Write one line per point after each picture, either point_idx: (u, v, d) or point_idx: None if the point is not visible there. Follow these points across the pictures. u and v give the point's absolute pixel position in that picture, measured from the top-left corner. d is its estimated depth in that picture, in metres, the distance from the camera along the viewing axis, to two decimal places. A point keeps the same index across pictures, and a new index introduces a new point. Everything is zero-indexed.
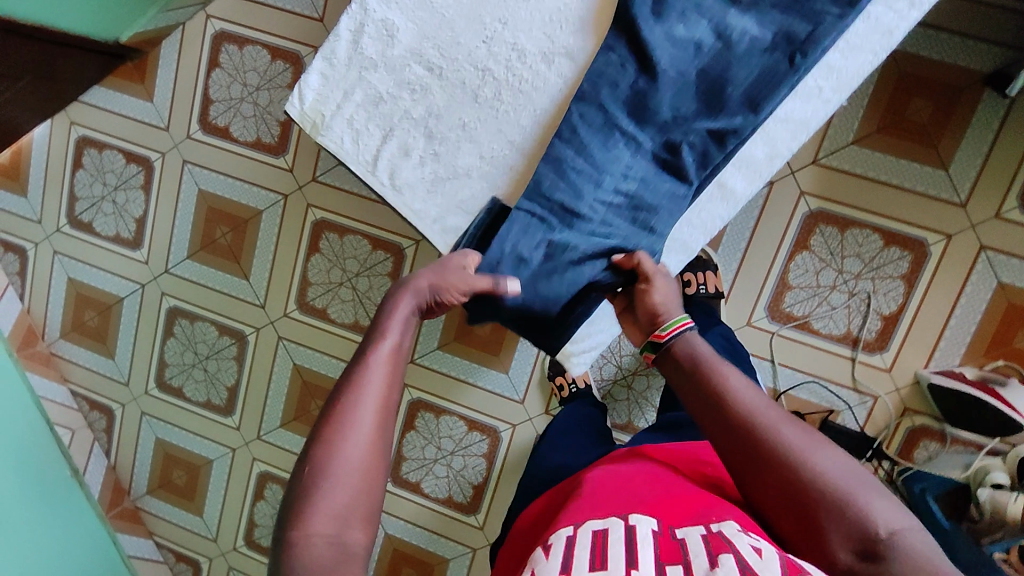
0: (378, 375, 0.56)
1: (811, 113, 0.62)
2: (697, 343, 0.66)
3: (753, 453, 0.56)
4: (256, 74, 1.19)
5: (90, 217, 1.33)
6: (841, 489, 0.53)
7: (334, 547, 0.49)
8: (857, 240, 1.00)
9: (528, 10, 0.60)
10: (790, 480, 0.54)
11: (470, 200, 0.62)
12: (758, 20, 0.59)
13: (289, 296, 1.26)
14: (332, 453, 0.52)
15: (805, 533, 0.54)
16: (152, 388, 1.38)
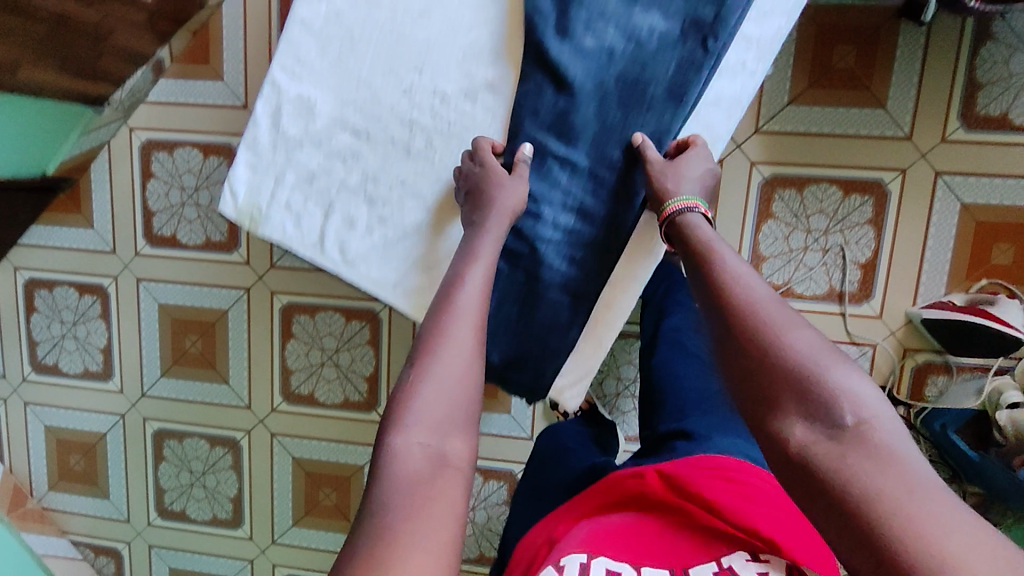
0: (472, 299, 0.54)
1: (739, 89, 0.63)
2: (696, 225, 0.57)
3: (736, 328, 0.50)
4: (192, 176, 1.17)
5: (54, 359, 1.29)
6: (812, 372, 0.46)
7: (431, 458, 0.48)
8: (817, 196, 1.02)
9: (442, 52, 0.58)
10: (764, 365, 0.48)
11: (428, 253, 0.60)
12: (662, 14, 0.58)
13: (273, 391, 1.22)
14: (428, 358, 0.51)
15: (767, 413, 0.47)
16: (154, 517, 1.32)
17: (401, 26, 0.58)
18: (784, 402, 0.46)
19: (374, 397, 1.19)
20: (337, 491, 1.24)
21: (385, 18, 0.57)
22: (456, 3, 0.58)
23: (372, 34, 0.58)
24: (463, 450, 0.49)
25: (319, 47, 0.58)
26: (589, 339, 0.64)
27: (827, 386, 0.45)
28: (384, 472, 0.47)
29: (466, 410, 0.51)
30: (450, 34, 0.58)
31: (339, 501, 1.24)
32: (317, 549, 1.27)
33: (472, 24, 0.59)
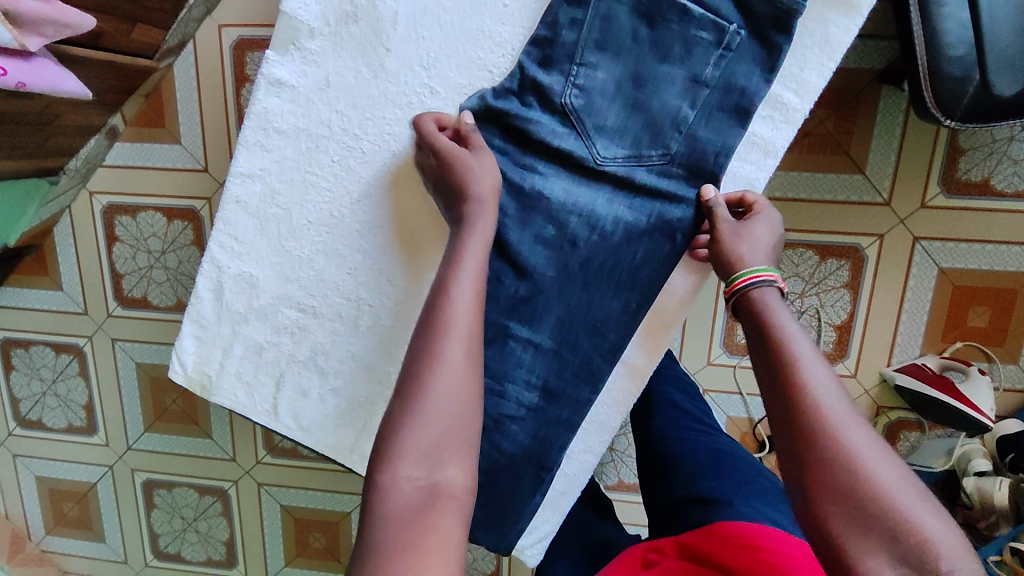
0: (466, 305, 0.51)
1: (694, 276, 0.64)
2: (772, 312, 0.53)
3: (810, 441, 0.46)
4: (158, 239, 1.15)
5: (37, 414, 1.29)
6: (888, 504, 0.43)
7: (421, 492, 0.45)
8: (794, 260, 1.00)
9: (385, 232, 0.59)
10: (833, 466, 0.45)
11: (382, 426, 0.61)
12: (624, 205, 0.60)
13: (256, 444, 1.24)
14: (418, 390, 0.48)
15: (836, 538, 0.44)
16: (152, 558, 1.36)
17: (342, 207, 0.59)
18: (856, 530, 0.43)
19: None
20: (325, 535, 1.28)
21: (324, 198, 0.59)
22: (396, 183, 0.59)
23: (312, 216, 0.59)
24: (456, 480, 0.47)
25: (259, 227, 0.59)
26: (549, 504, 0.68)
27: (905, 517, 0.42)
28: (372, 511, 0.45)
29: (457, 434, 0.47)
30: (392, 214, 0.59)
31: (328, 545, 1.28)
32: None
33: (415, 203, 0.59)
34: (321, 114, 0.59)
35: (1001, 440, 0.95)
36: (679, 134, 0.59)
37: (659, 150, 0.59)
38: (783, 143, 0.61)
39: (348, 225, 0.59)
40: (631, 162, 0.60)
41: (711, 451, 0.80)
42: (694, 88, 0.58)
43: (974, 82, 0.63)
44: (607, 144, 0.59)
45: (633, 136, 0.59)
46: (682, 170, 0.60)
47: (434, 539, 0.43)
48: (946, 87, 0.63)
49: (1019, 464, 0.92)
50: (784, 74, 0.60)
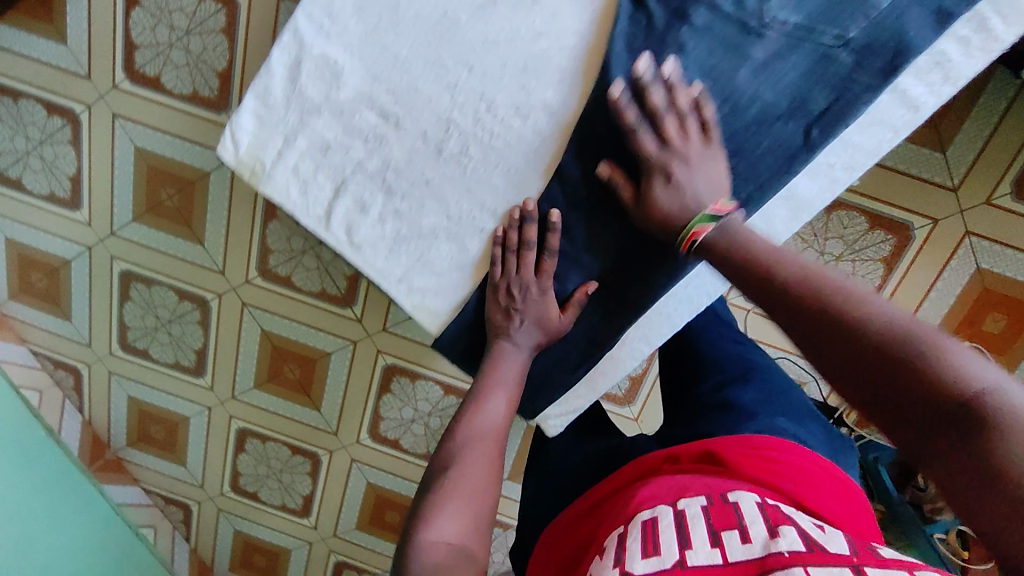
0: (490, 420, 0.71)
1: (817, 190, 0.69)
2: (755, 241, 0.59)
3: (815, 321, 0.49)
4: (184, 15, 1.02)
5: (18, 173, 1.20)
6: (916, 346, 0.43)
7: (454, 551, 0.58)
8: (843, 222, 0.97)
9: (496, 53, 0.65)
10: (839, 331, 0.47)
11: (436, 254, 0.73)
12: (771, 83, 0.64)
13: (249, 263, 1.19)
14: (450, 480, 0.63)
15: (870, 394, 0.44)
16: (116, 349, 1.34)
17: (459, 13, 0.64)
18: (886, 377, 0.43)
19: (351, 294, 1.18)
20: (301, 368, 1.28)
21: (439, 12, 0.64)
22: (519, 6, 0.64)
23: (418, 14, 0.64)
24: (476, 546, 0.60)
25: (358, 13, 0.64)
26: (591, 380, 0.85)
27: (922, 341, 0.43)
28: (411, 558, 0.57)
29: (482, 507, 0.63)
30: (508, 34, 0.64)
31: (302, 377, 1.28)
32: (275, 413, 1.34)
33: (540, 29, 0.64)
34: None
35: None
36: (862, 23, 0.61)
37: (833, 34, 0.61)
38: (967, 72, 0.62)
39: (460, 37, 0.64)
40: (796, 38, 0.62)
41: (744, 360, 0.90)
42: None
43: None
44: (783, 8, 0.62)
45: (810, 12, 0.61)
46: (846, 62, 0.62)
47: (457, 572, 0.56)
48: None
49: None
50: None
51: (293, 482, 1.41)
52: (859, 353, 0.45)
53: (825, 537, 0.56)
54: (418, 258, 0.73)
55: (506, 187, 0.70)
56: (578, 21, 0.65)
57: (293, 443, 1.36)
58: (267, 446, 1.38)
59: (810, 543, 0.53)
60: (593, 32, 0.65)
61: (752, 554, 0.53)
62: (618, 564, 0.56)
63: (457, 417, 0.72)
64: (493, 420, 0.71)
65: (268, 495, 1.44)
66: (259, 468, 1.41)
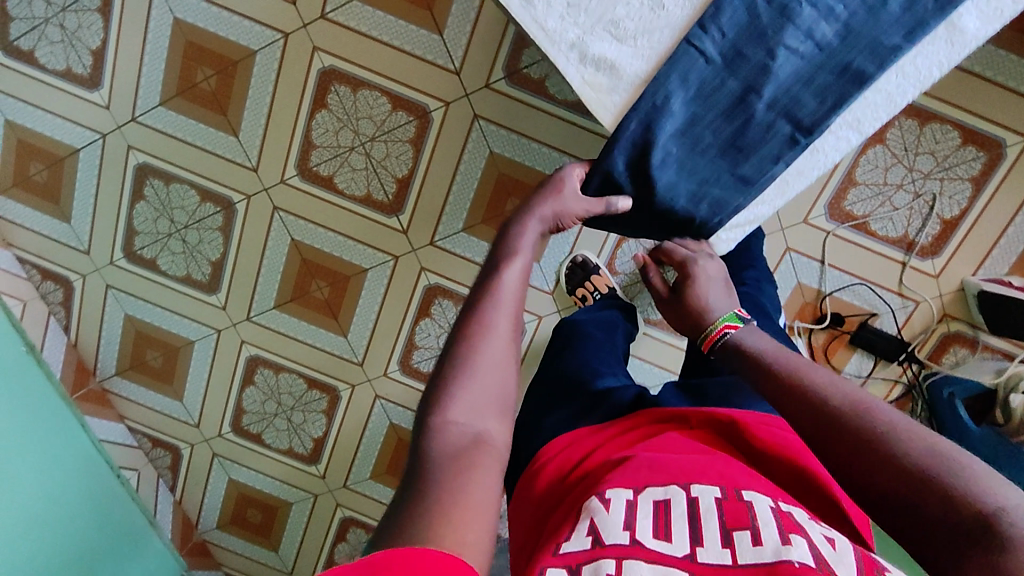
0: (512, 284, 0.57)
1: None
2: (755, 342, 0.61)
3: (837, 430, 0.48)
4: None
5: (30, 44, 1.07)
6: (930, 466, 0.42)
7: (469, 436, 0.46)
8: (935, 136, 0.95)
9: None
10: (846, 434, 0.47)
11: (623, 21, 0.57)
12: None
13: (287, 160, 1.09)
14: (471, 351, 0.51)
15: (883, 506, 0.44)
16: (119, 258, 1.20)
17: None
18: (903, 496, 0.43)
19: (400, 201, 1.09)
20: (330, 287, 1.16)
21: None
22: None
23: None
24: (498, 431, 0.47)
25: None
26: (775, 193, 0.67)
27: (925, 445, 0.44)
28: (424, 453, 0.45)
29: (505, 390, 0.50)
30: None
31: (330, 297, 1.16)
32: (293, 339, 1.20)
33: None
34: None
35: None
36: None
37: None
38: None
39: None
40: None
41: None
42: None
43: None
44: None
45: None
46: None
47: (485, 468, 0.44)
48: None
49: None
50: None
51: (304, 421, 1.27)
52: (878, 472, 0.45)
53: (837, 557, 0.40)
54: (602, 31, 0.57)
55: None
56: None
57: (310, 375, 1.23)
58: (279, 378, 1.24)
59: (821, 559, 0.39)
60: None
61: (759, 561, 0.39)
62: (628, 530, 0.44)
63: (476, 283, 0.58)
64: (516, 274, 0.58)
65: (273, 438, 1.29)
66: (267, 404, 1.26)
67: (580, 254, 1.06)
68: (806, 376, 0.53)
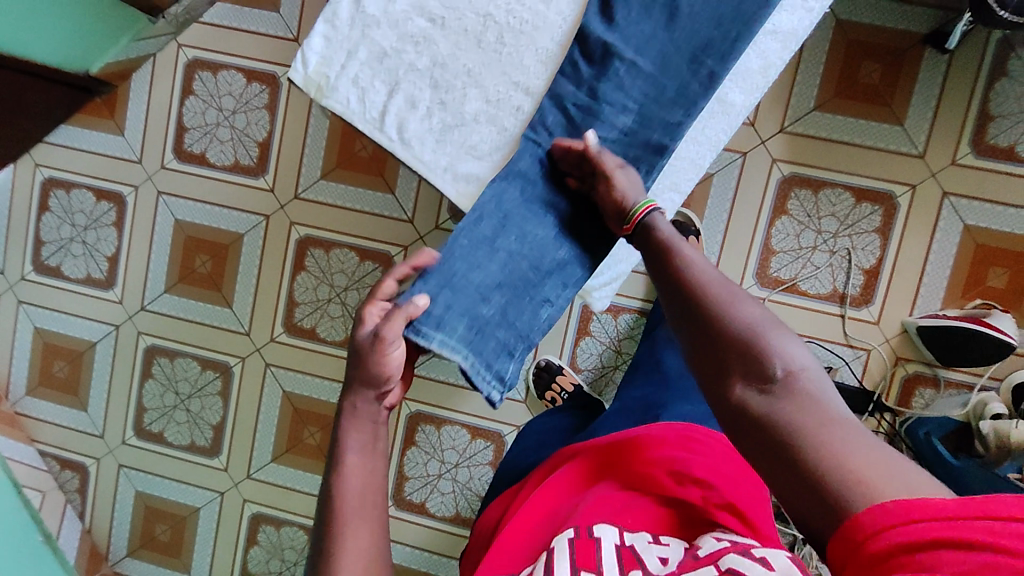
0: (377, 403, 0.54)
1: (798, 23, 0.62)
2: (660, 225, 0.57)
3: (687, 303, 0.52)
4: (231, 99, 1.20)
5: (58, 261, 1.28)
6: (751, 334, 0.48)
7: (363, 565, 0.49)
8: (831, 200, 1.07)
9: None
10: (713, 327, 0.50)
11: (479, 147, 0.63)
12: None
13: (275, 320, 1.22)
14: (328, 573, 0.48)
15: (712, 375, 0.49)
16: (130, 437, 1.29)
17: None
18: (730, 367, 0.48)
19: None
20: (321, 432, 1.23)
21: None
22: None
23: None
24: (363, 543, 0.50)
25: None
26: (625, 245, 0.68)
27: (773, 349, 0.47)
28: None
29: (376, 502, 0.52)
30: None
31: (322, 441, 1.23)
32: (292, 490, 1.25)
33: None
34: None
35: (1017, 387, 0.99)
36: None
37: None
38: None
39: None
40: None
41: None
42: None
43: None
44: None
45: None
46: None
47: None
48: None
49: None
50: None
51: None
52: (714, 337, 0.49)
53: None
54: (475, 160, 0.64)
55: (543, 68, 0.63)
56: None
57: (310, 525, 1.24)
58: (282, 533, 1.25)
59: None
60: None
61: None
62: None
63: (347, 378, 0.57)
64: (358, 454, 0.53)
65: None
66: (272, 563, 1.26)
67: (543, 358, 1.15)
68: (686, 262, 0.54)
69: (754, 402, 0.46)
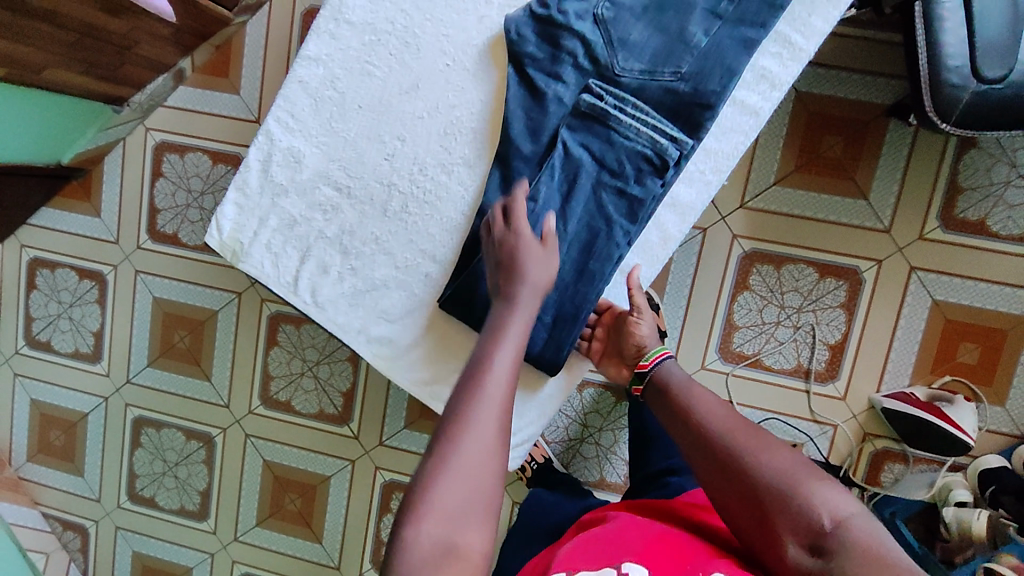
0: (501, 378, 0.51)
1: (696, 195, 0.65)
2: (673, 371, 0.68)
3: (721, 463, 0.56)
4: (199, 180, 1.22)
5: (48, 336, 1.33)
6: (785, 488, 0.52)
7: (440, 550, 0.45)
8: (794, 275, 1.04)
9: (425, 124, 0.63)
10: (748, 485, 0.54)
11: (390, 308, 0.64)
12: (634, 114, 0.62)
13: (252, 393, 1.26)
14: None
15: (765, 541, 0.52)
16: (125, 501, 1.35)
17: (391, 95, 0.64)
18: (777, 527, 0.51)
19: (348, 411, 1.23)
20: (301, 498, 1.27)
21: (376, 87, 0.63)
22: (443, 80, 0.64)
23: (363, 100, 0.64)
24: (477, 544, 0.46)
25: (314, 106, 0.63)
26: (534, 407, 0.68)
27: (808, 494, 0.51)
28: None
29: (485, 492, 0.47)
30: (433, 108, 0.64)
31: (302, 507, 1.27)
32: (276, 552, 1.29)
33: (457, 100, 0.64)
34: (388, 13, 0.64)
35: (983, 472, 0.97)
36: (691, 56, 0.61)
37: (672, 68, 0.61)
38: (790, 79, 0.62)
39: (393, 112, 0.63)
40: (646, 76, 0.62)
41: None
42: (710, 21, 0.61)
43: (970, 89, 0.70)
44: (629, 57, 0.62)
45: (651, 55, 0.62)
46: (696, 89, 0.61)
47: None
48: (945, 94, 0.70)
49: (999, 498, 0.93)
50: (791, 17, 0.62)
51: None
52: (755, 495, 0.53)
53: None
54: (388, 325, 0.65)
55: (448, 236, 0.64)
56: (482, 74, 0.64)
57: None
58: None
59: None
60: (502, 82, 0.64)
61: None
62: None
63: (465, 369, 0.53)
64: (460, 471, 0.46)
65: None
66: None
67: None
68: (703, 410, 0.61)
69: (813, 564, 0.49)
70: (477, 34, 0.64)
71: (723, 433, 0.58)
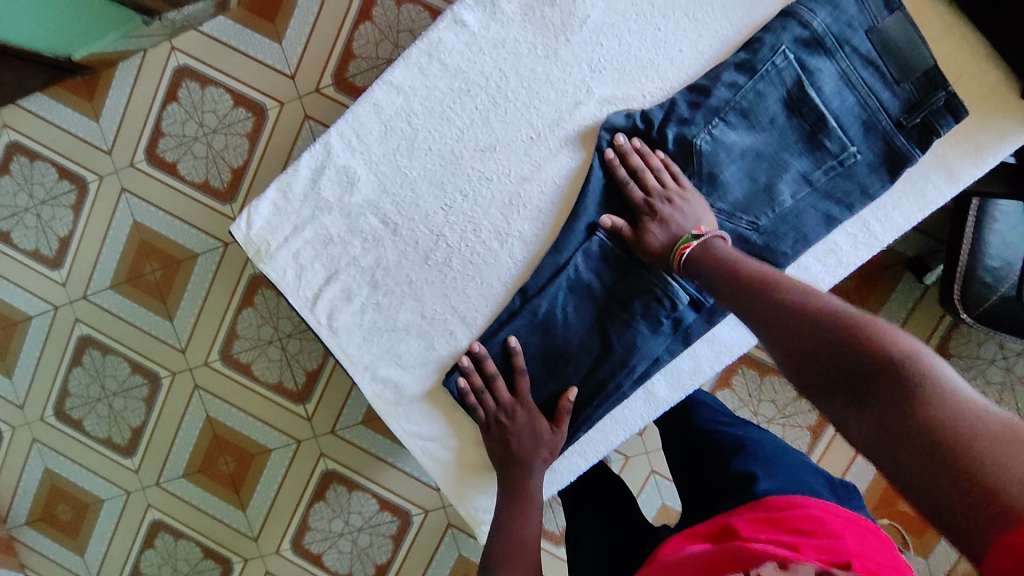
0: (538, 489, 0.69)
1: (736, 338, 0.71)
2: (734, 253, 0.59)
3: (785, 323, 0.49)
4: (214, 117, 1.16)
5: (9, 226, 1.23)
6: (852, 327, 0.44)
7: None
8: (774, 386, 1.08)
9: (490, 187, 0.69)
10: (808, 334, 0.46)
11: (404, 354, 0.69)
12: None
13: (212, 345, 1.21)
14: None
15: (830, 390, 0.44)
16: (49, 415, 1.27)
17: (464, 149, 0.68)
18: (840, 373, 0.43)
19: (307, 392, 1.20)
20: (236, 462, 1.24)
21: (451, 135, 0.68)
22: (519, 151, 0.69)
23: (434, 145, 0.68)
24: None
25: (382, 134, 0.67)
26: None
27: (880, 337, 0.43)
28: None
29: None
30: (504, 174, 0.69)
31: (235, 471, 1.24)
32: (194, 506, 1.26)
33: (528, 175, 0.69)
34: (484, 67, 0.68)
35: None
36: (772, 212, 0.69)
37: (749, 218, 0.69)
38: (855, 260, 0.71)
39: (462, 166, 0.68)
40: (724, 215, 0.69)
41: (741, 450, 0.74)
42: (802, 184, 0.69)
43: None
44: (711, 193, 0.69)
45: (734, 198, 0.69)
46: (763, 242, 0.69)
47: None
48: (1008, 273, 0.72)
49: None
50: (876, 207, 0.70)
51: None
52: (816, 344, 0.45)
53: None
54: (398, 370, 0.69)
55: (482, 300, 0.70)
56: (562, 158, 0.70)
57: (208, 545, 1.25)
58: (178, 544, 1.26)
59: None
60: (575, 173, 0.70)
61: None
62: None
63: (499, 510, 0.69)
64: None
65: None
66: (163, 569, 1.27)
67: None
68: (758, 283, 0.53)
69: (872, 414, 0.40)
70: (570, 119, 0.70)
71: (844, 314, 0.46)
